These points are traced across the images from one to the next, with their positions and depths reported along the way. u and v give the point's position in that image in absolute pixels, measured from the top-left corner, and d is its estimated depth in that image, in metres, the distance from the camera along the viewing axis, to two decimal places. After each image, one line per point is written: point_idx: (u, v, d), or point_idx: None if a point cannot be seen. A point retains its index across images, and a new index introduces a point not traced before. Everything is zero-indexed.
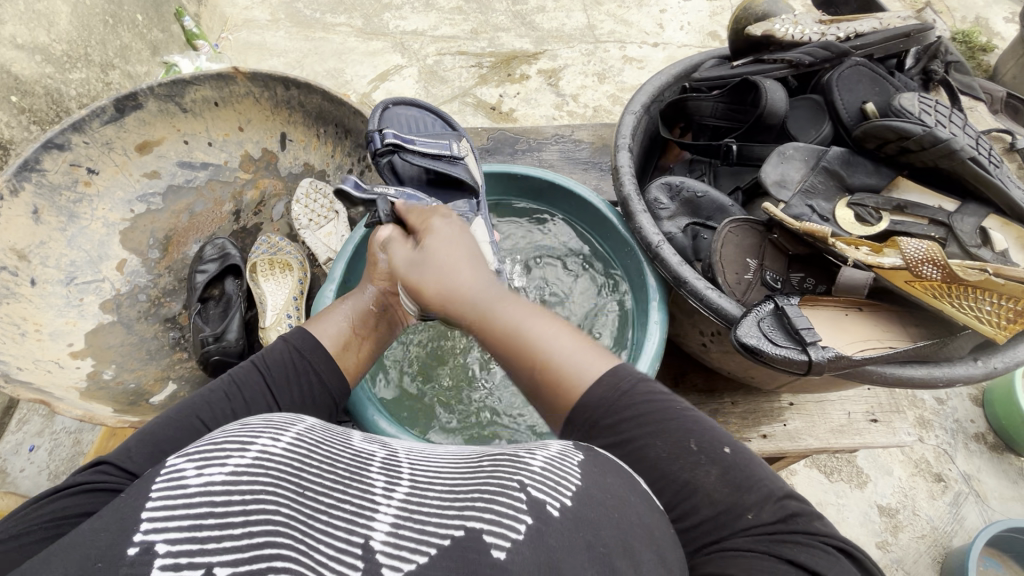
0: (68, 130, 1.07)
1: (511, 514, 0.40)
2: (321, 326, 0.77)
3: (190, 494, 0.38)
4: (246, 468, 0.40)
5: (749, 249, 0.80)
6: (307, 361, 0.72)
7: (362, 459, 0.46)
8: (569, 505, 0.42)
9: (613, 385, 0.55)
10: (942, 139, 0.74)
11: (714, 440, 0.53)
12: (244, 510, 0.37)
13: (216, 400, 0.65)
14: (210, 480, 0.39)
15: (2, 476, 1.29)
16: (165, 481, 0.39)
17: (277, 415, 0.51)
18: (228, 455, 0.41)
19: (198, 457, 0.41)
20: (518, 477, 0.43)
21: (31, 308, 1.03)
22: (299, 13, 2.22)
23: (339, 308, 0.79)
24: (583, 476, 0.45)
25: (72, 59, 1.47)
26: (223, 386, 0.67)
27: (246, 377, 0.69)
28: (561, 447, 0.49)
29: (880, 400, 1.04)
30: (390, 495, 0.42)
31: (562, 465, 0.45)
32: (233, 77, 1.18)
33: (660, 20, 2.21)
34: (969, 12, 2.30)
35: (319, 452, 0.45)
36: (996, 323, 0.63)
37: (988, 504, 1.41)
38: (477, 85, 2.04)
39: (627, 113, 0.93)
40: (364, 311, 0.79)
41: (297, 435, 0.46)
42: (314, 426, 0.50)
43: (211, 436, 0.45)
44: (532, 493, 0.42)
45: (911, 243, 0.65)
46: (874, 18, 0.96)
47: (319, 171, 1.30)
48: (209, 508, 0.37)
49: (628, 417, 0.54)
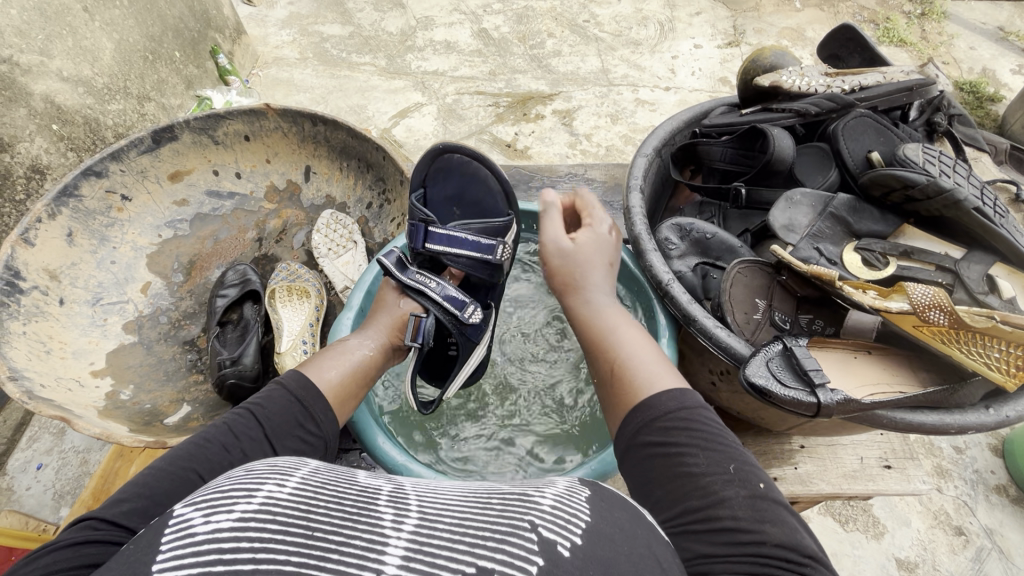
0: (107, 159, 1.14)
1: (523, 555, 0.41)
2: (316, 368, 0.78)
3: (199, 542, 0.39)
4: (253, 514, 0.41)
5: (758, 289, 0.82)
6: (307, 410, 0.72)
7: (369, 495, 0.47)
8: (578, 544, 0.43)
9: (664, 400, 0.59)
10: (945, 188, 0.76)
11: (754, 475, 0.54)
12: (253, 558, 0.38)
13: (214, 452, 0.63)
14: (219, 528, 0.40)
15: (9, 493, 1.30)
16: (173, 532, 0.41)
17: (281, 459, 0.53)
18: (235, 502, 0.42)
19: (206, 506, 0.43)
20: (528, 517, 0.45)
21: (58, 327, 1.06)
22: (327, 52, 2.34)
23: (334, 355, 0.82)
24: (591, 513, 0.47)
25: (112, 91, 1.56)
26: (220, 437, 0.64)
27: (244, 426, 0.67)
28: (567, 485, 0.51)
29: (893, 445, 1.02)
30: (400, 528, 0.42)
31: (570, 503, 0.47)
32: (263, 113, 1.25)
33: (672, 65, 2.30)
34: (975, 63, 2.36)
35: (325, 492, 0.46)
36: (1006, 370, 0.63)
37: (1013, 561, 1.35)
38: (493, 124, 2.11)
39: (639, 156, 0.96)
40: (363, 362, 0.84)
41: (302, 478, 0.47)
42: (317, 468, 0.52)
43: (216, 484, 0.47)
44: (541, 534, 0.43)
45: (918, 288, 0.67)
46: (878, 73, 1.00)
47: (339, 203, 1.34)
48: (218, 556, 0.38)
49: (682, 420, 0.57)
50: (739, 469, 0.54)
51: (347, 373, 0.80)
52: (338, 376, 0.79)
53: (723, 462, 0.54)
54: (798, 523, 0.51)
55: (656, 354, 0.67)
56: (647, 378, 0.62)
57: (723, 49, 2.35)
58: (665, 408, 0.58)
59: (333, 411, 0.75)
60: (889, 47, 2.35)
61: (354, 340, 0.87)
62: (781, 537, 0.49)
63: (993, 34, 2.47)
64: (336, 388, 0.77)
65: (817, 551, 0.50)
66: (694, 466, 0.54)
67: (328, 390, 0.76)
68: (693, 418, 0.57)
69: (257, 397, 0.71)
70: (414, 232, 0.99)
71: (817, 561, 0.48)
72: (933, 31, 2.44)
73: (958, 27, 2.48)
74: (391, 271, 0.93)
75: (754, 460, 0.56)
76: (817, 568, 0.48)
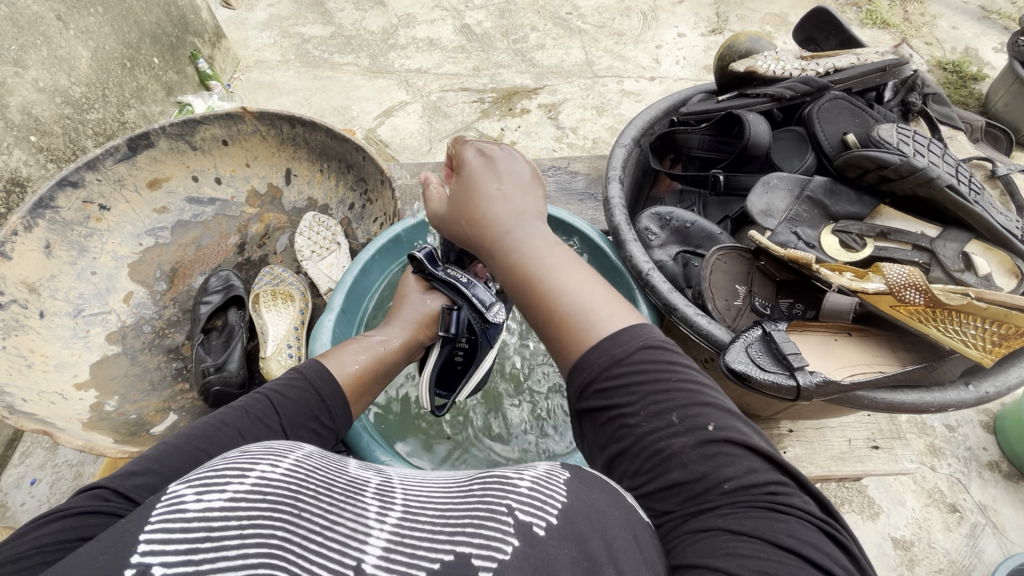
0: (82, 169, 1.13)
1: (499, 537, 0.41)
2: (337, 361, 0.78)
3: (188, 520, 0.38)
4: (245, 494, 0.40)
5: (738, 275, 0.82)
6: (323, 402, 0.72)
7: (356, 486, 0.46)
8: (554, 523, 0.43)
9: (621, 342, 0.55)
10: (918, 167, 0.76)
11: (702, 417, 0.52)
12: (240, 534, 0.38)
13: (229, 437, 0.61)
14: (208, 508, 0.39)
15: (3, 509, 1.29)
16: (165, 506, 0.39)
17: (275, 441, 0.51)
18: (228, 482, 0.41)
19: (199, 484, 0.41)
20: (506, 501, 0.44)
21: (39, 340, 1.05)
22: (309, 53, 2.32)
23: (354, 346, 0.82)
24: (568, 494, 0.46)
25: (90, 100, 1.55)
26: (237, 422, 0.63)
27: (260, 412, 0.66)
28: (547, 467, 0.50)
29: (881, 426, 1.03)
30: (383, 520, 0.42)
31: (548, 484, 0.47)
32: (241, 117, 1.24)
33: (656, 55, 2.29)
34: (958, 43, 2.36)
35: (316, 477, 0.45)
36: (983, 347, 0.63)
37: (1007, 535, 1.36)
38: (479, 119, 2.10)
39: (617, 146, 0.96)
40: (377, 353, 0.83)
41: (295, 461, 0.47)
42: (311, 452, 0.51)
43: (212, 464, 0.45)
44: (519, 516, 0.43)
45: (894, 268, 0.66)
46: (852, 54, 1.00)
47: (321, 205, 1.34)
48: (206, 534, 0.37)
49: (619, 372, 0.54)
50: (684, 415, 0.53)
51: (370, 364, 0.80)
52: (358, 369, 0.78)
53: (643, 399, 0.54)
54: (757, 463, 0.49)
55: (592, 281, 0.61)
56: (589, 319, 0.57)
57: (706, 37, 2.35)
58: (619, 358, 0.55)
59: (348, 407, 0.75)
60: (872, 29, 2.35)
61: (378, 334, 0.87)
62: (736, 481, 0.48)
63: (975, 12, 2.47)
64: (355, 380, 0.77)
65: (747, 464, 0.49)
66: (621, 415, 0.54)
67: (347, 382, 0.76)
68: (644, 364, 0.54)
69: (275, 384, 0.70)
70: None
71: (746, 472, 0.49)
72: (915, 12, 2.45)
73: (941, 8, 2.49)
74: (425, 263, 0.95)
75: (706, 399, 0.53)
76: (751, 481, 0.48)
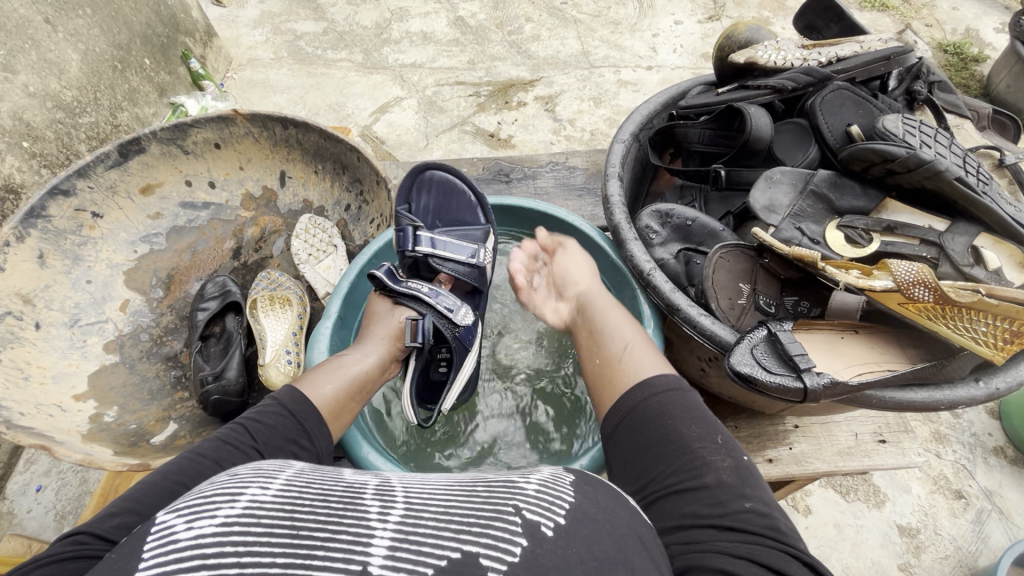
0: (73, 176, 1.10)
1: (506, 538, 0.41)
2: (311, 384, 0.76)
3: (181, 549, 0.37)
4: (237, 518, 0.39)
5: (741, 274, 0.80)
6: (300, 424, 0.70)
7: (354, 491, 0.45)
8: (561, 523, 0.43)
9: (654, 384, 0.65)
10: (926, 160, 0.74)
11: (715, 434, 0.60)
12: (238, 561, 0.36)
13: (205, 469, 0.60)
14: (201, 534, 0.38)
15: (9, 517, 1.29)
16: (156, 539, 0.39)
17: (264, 461, 0.51)
18: (218, 508, 0.41)
19: (188, 513, 0.41)
20: (512, 502, 0.44)
21: (35, 351, 1.03)
22: (301, 50, 2.28)
23: (325, 371, 0.79)
24: (574, 494, 0.47)
25: (82, 104, 1.53)
26: (212, 453, 0.62)
27: (235, 439, 0.64)
28: (550, 472, 0.50)
29: (887, 419, 1.02)
30: (386, 518, 0.41)
31: (554, 487, 0.47)
32: (232, 119, 1.21)
33: (653, 44, 2.26)
34: (959, 23, 2.32)
35: (311, 491, 0.44)
36: (994, 344, 0.62)
37: (1013, 521, 1.36)
38: (475, 113, 2.08)
39: (616, 142, 0.94)
40: (348, 377, 0.80)
41: (285, 480, 0.46)
42: (302, 469, 0.50)
43: (200, 491, 0.44)
44: (526, 516, 0.43)
45: (901, 266, 0.65)
46: (855, 43, 0.97)
47: (317, 207, 1.32)
48: (201, 562, 0.36)
49: (656, 396, 0.63)
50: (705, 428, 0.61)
51: (343, 387, 0.78)
52: (330, 391, 0.76)
53: (682, 406, 0.62)
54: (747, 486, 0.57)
55: (646, 346, 0.74)
56: (633, 369, 0.69)
57: (704, 24, 2.31)
58: (649, 393, 0.64)
59: (328, 425, 0.73)
60: (872, 12, 2.31)
61: (351, 355, 0.85)
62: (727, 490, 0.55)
63: None
64: (332, 401, 0.75)
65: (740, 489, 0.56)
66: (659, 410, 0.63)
67: (323, 404, 0.74)
68: (680, 404, 0.63)
69: (251, 412, 0.68)
70: (402, 236, 0.98)
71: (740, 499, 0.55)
72: None
73: None
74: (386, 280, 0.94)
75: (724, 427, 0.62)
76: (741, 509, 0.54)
